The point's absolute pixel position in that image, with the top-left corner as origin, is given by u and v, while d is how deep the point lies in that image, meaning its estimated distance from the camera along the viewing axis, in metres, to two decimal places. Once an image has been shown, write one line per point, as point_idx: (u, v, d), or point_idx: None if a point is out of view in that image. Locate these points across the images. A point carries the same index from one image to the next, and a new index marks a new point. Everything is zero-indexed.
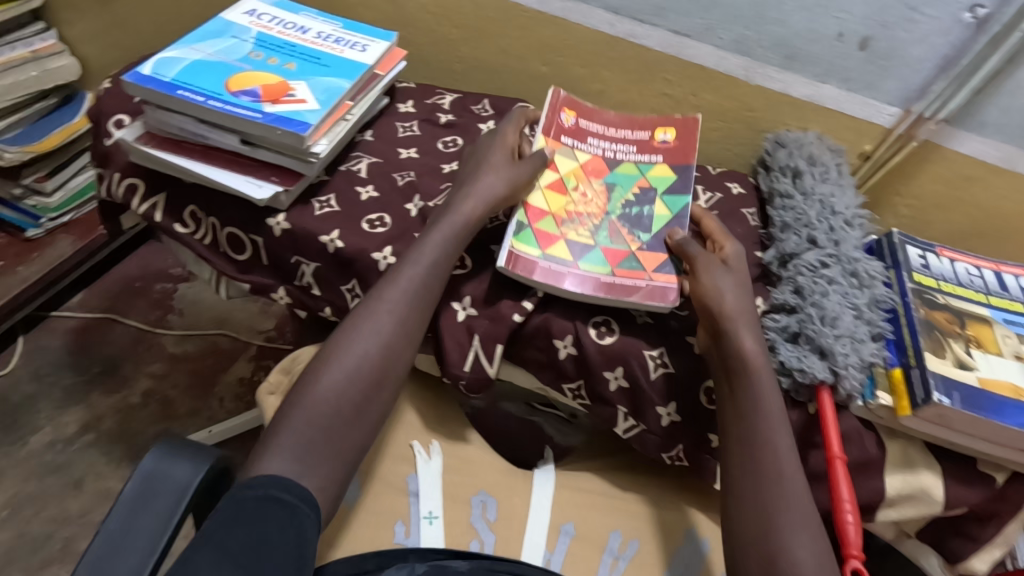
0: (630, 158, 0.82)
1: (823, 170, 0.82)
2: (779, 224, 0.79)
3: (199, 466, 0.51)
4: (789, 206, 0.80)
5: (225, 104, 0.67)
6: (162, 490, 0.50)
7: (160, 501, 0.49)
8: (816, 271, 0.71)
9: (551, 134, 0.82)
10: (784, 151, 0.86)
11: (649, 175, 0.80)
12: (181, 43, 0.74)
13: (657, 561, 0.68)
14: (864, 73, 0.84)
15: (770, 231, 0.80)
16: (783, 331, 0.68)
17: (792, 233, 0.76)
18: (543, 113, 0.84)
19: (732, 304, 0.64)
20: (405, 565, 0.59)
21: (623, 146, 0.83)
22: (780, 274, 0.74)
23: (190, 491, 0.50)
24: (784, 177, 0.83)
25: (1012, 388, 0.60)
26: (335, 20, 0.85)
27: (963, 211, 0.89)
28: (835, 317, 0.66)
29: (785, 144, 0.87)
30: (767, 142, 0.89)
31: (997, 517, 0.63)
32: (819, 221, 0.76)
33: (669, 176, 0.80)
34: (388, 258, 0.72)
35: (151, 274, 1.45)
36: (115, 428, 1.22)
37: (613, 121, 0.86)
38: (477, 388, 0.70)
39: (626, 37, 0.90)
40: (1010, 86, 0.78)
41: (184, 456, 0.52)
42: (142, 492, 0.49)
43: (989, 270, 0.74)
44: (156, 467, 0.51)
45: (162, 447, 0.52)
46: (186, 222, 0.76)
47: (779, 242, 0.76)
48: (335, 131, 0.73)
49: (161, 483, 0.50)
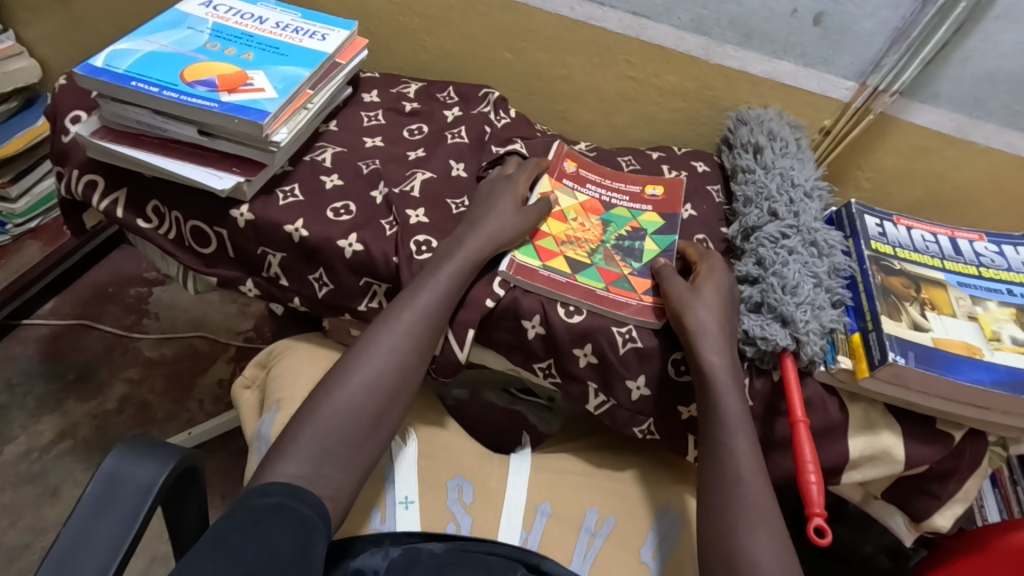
0: (623, 204, 0.81)
1: (782, 145, 0.84)
2: (742, 199, 0.80)
3: (164, 464, 0.51)
4: (751, 180, 0.81)
5: (180, 94, 0.66)
6: (127, 490, 0.49)
7: (125, 501, 0.49)
8: (777, 242, 0.72)
9: (555, 176, 0.82)
10: (746, 128, 0.87)
11: (642, 219, 0.79)
12: (134, 36, 0.73)
13: (635, 539, 0.68)
14: (820, 49, 0.85)
15: (734, 206, 0.82)
16: (746, 302, 0.70)
17: (754, 207, 0.77)
18: (551, 156, 0.85)
19: (706, 317, 0.64)
20: (379, 549, 0.59)
21: (618, 195, 0.82)
22: (744, 247, 0.76)
23: (155, 489, 0.49)
24: (745, 154, 0.85)
25: (965, 346, 0.62)
26: (294, 10, 0.85)
27: (920, 181, 0.92)
28: (795, 290, 0.67)
29: (747, 121, 0.88)
30: (729, 120, 0.90)
31: (956, 472, 0.66)
32: (779, 194, 0.77)
33: (657, 221, 0.79)
34: (354, 245, 0.72)
35: (123, 278, 1.43)
36: (92, 435, 1.20)
37: (610, 173, 0.85)
38: (447, 371, 0.70)
39: (587, 21, 0.90)
40: (958, 57, 0.81)
41: (148, 455, 0.51)
42: (106, 493, 0.49)
43: (944, 236, 0.76)
44: (120, 468, 0.50)
45: (125, 448, 0.51)
46: (150, 217, 0.75)
47: (743, 216, 0.78)
48: (296, 120, 0.73)
49: (126, 484, 0.49)
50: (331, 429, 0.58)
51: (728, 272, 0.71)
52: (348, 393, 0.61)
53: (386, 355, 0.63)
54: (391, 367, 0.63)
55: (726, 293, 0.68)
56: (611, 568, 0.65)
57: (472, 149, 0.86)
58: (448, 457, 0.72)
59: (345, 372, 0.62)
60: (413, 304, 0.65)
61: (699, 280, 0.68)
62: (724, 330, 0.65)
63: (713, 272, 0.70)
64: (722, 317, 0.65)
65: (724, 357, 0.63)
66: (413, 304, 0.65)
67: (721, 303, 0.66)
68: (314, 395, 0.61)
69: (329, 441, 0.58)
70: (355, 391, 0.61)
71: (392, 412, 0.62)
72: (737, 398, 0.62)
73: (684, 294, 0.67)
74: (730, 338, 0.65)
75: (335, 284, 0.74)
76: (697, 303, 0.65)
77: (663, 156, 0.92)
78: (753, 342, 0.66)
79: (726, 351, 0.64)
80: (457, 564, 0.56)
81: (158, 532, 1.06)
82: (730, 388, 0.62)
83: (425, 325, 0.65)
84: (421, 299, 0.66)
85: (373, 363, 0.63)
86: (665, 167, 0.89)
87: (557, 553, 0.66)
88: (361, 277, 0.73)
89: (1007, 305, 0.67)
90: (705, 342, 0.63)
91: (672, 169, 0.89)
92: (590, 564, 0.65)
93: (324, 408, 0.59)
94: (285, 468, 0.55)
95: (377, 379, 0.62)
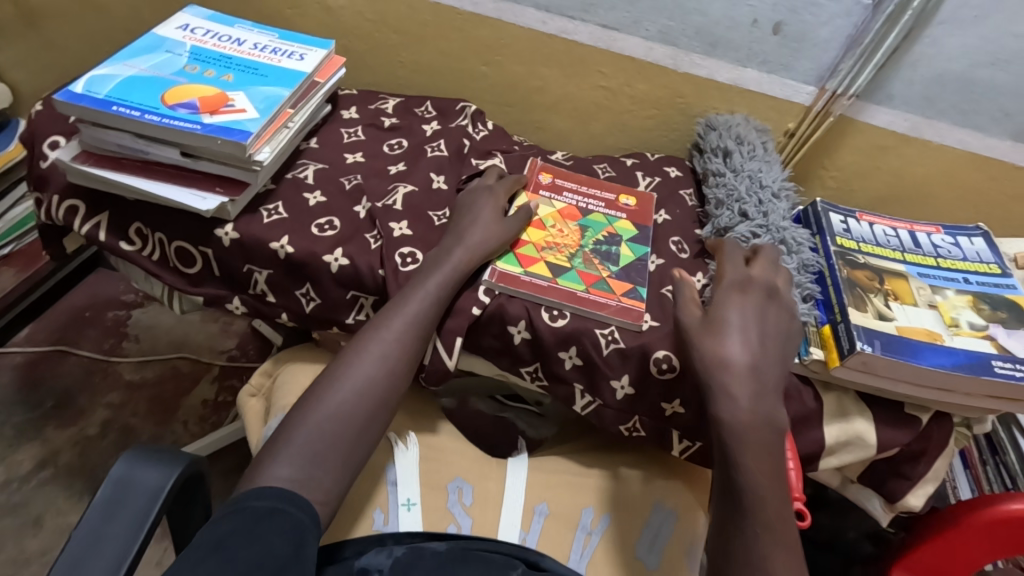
0: (599, 210, 0.84)
1: (749, 148, 0.87)
2: (714, 201, 0.84)
3: (171, 470, 0.51)
4: (722, 183, 0.85)
5: (162, 118, 0.67)
6: (134, 496, 0.50)
7: (133, 507, 0.49)
8: (748, 242, 0.76)
9: (531, 189, 0.85)
10: (715, 133, 0.90)
11: (618, 225, 0.82)
12: (113, 60, 0.74)
13: (630, 538, 0.70)
14: (781, 56, 0.89)
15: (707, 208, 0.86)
16: None
17: (726, 209, 0.81)
18: (526, 171, 0.87)
19: (725, 351, 0.62)
20: (384, 548, 0.61)
21: (594, 201, 0.85)
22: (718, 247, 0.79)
23: (163, 494, 0.50)
24: (715, 157, 0.89)
25: (927, 333, 0.65)
26: (271, 31, 0.86)
27: (880, 177, 0.97)
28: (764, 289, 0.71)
29: (715, 125, 0.92)
30: (700, 125, 0.94)
31: (925, 454, 0.69)
32: (749, 196, 0.81)
33: (631, 230, 0.82)
34: (340, 259, 0.73)
35: (101, 302, 1.41)
36: (74, 461, 1.18)
37: (585, 180, 0.88)
38: (437, 379, 0.72)
39: (559, 34, 0.93)
40: (909, 61, 0.85)
41: (155, 462, 0.52)
42: (113, 498, 0.49)
43: (904, 230, 0.80)
44: (127, 473, 0.51)
45: (133, 453, 0.52)
46: (133, 240, 0.75)
47: (714, 218, 0.82)
48: (278, 138, 0.74)
49: (134, 489, 0.50)
50: (324, 441, 0.59)
51: (768, 297, 0.67)
52: (336, 400, 0.62)
53: (374, 362, 0.65)
54: (381, 375, 0.64)
55: (756, 321, 0.65)
56: (609, 568, 0.67)
57: (452, 161, 0.88)
58: (440, 463, 0.73)
59: (333, 379, 0.63)
60: (399, 313, 0.67)
61: (714, 304, 0.67)
62: (749, 368, 0.62)
63: (741, 292, 0.67)
64: (751, 352, 0.63)
65: (749, 400, 0.60)
66: (399, 314, 0.67)
67: (743, 333, 0.64)
68: (305, 401, 0.62)
69: (323, 453, 0.59)
70: (344, 397, 0.62)
71: (379, 419, 0.63)
72: (761, 450, 0.59)
73: (698, 325, 0.66)
74: (762, 379, 0.62)
75: (322, 298, 0.75)
76: (714, 336, 0.64)
77: (636, 162, 0.95)
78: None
79: (755, 395, 0.61)
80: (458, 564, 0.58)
81: (147, 556, 1.05)
82: (751, 444, 0.59)
83: (411, 332, 0.67)
84: (408, 307, 0.67)
85: (364, 371, 0.64)
86: (638, 173, 0.92)
87: (551, 549, 0.68)
88: (348, 290, 0.74)
89: (964, 293, 0.71)
90: (725, 381, 0.61)
91: (646, 175, 0.92)
92: (587, 562, 0.67)
93: (314, 414, 0.61)
94: (281, 478, 0.56)
95: (365, 383, 0.63)
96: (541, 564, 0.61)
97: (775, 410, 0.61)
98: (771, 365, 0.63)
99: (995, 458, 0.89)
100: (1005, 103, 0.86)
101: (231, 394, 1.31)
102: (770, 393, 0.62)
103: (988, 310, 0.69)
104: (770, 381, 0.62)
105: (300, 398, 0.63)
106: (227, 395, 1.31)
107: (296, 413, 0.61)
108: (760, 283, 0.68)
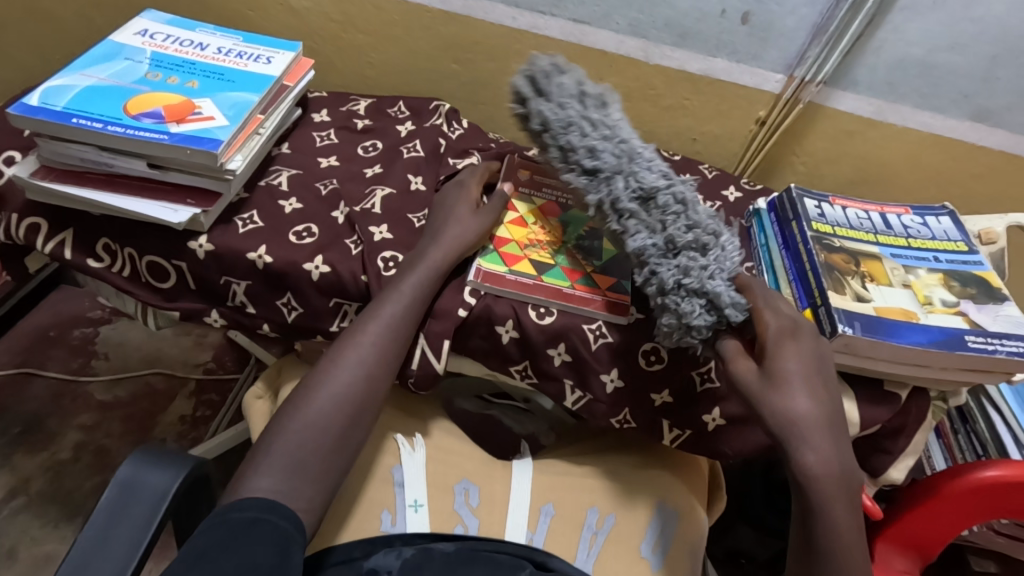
0: None
1: (613, 95, 0.73)
2: (614, 154, 0.67)
3: (178, 472, 0.54)
4: (610, 133, 0.68)
5: (127, 129, 0.65)
6: (141, 497, 0.52)
7: (140, 507, 0.52)
8: (693, 204, 0.67)
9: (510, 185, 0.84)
10: (571, 77, 0.70)
11: None
12: (69, 70, 0.71)
13: (633, 535, 0.71)
14: (749, 46, 0.90)
15: (586, 161, 0.67)
16: (701, 268, 0.64)
17: (639, 167, 0.68)
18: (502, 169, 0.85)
19: (804, 412, 0.59)
20: (392, 550, 0.61)
21: None
22: (650, 212, 0.66)
23: (169, 496, 0.53)
24: (580, 103, 0.69)
25: (903, 312, 0.68)
26: (235, 34, 0.84)
27: (849, 162, 0.99)
28: (729, 263, 0.66)
29: (565, 69, 0.71)
30: (535, 61, 0.70)
31: (905, 428, 0.72)
32: (650, 153, 0.70)
33: None
34: (321, 267, 0.71)
35: (66, 321, 1.36)
36: (47, 488, 1.14)
37: None
38: (425, 385, 0.71)
39: (529, 30, 0.93)
40: (873, 47, 0.88)
41: (161, 465, 0.54)
42: (120, 499, 0.52)
43: (874, 213, 0.83)
44: (135, 475, 0.53)
45: (138, 456, 0.55)
46: (100, 256, 0.72)
47: (625, 176, 0.66)
48: (249, 145, 0.72)
49: (140, 490, 0.53)
50: (310, 452, 0.58)
51: (814, 336, 0.63)
52: (314, 408, 0.60)
53: (352, 368, 0.63)
54: (369, 382, 0.63)
55: (816, 362, 0.62)
56: (613, 566, 0.68)
57: (429, 161, 0.86)
58: (436, 467, 0.73)
59: (313, 387, 0.62)
60: (378, 317, 0.66)
61: (768, 358, 0.61)
62: (824, 419, 0.60)
63: (794, 336, 0.62)
64: (821, 402, 0.60)
65: (831, 450, 0.59)
66: (378, 318, 0.66)
67: (808, 385, 0.60)
68: (285, 412, 0.60)
69: (311, 466, 0.57)
70: (322, 405, 0.61)
71: (362, 425, 0.62)
72: (844, 495, 0.59)
73: (757, 383, 0.61)
74: (835, 424, 0.60)
75: (304, 307, 0.73)
76: (783, 398, 0.59)
77: None
78: (717, 310, 0.64)
79: (834, 443, 0.59)
80: (468, 564, 0.59)
81: None
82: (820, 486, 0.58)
83: (390, 335, 0.65)
84: (385, 311, 0.66)
85: (349, 379, 0.63)
86: None
87: (560, 549, 0.68)
88: (330, 298, 0.73)
89: (936, 271, 0.73)
90: (808, 438, 0.59)
91: None
92: (594, 562, 0.68)
93: (293, 422, 0.59)
94: (267, 491, 0.55)
95: (344, 390, 0.62)
96: (549, 565, 0.62)
97: (848, 459, 0.60)
98: (837, 407, 0.61)
99: (966, 427, 0.92)
100: (963, 85, 0.89)
101: (210, 409, 1.27)
102: (836, 430, 0.60)
103: (958, 287, 0.71)
104: (836, 421, 0.61)
105: (280, 408, 0.62)
106: (206, 409, 1.27)
107: (275, 424, 0.60)
108: (803, 325, 0.64)
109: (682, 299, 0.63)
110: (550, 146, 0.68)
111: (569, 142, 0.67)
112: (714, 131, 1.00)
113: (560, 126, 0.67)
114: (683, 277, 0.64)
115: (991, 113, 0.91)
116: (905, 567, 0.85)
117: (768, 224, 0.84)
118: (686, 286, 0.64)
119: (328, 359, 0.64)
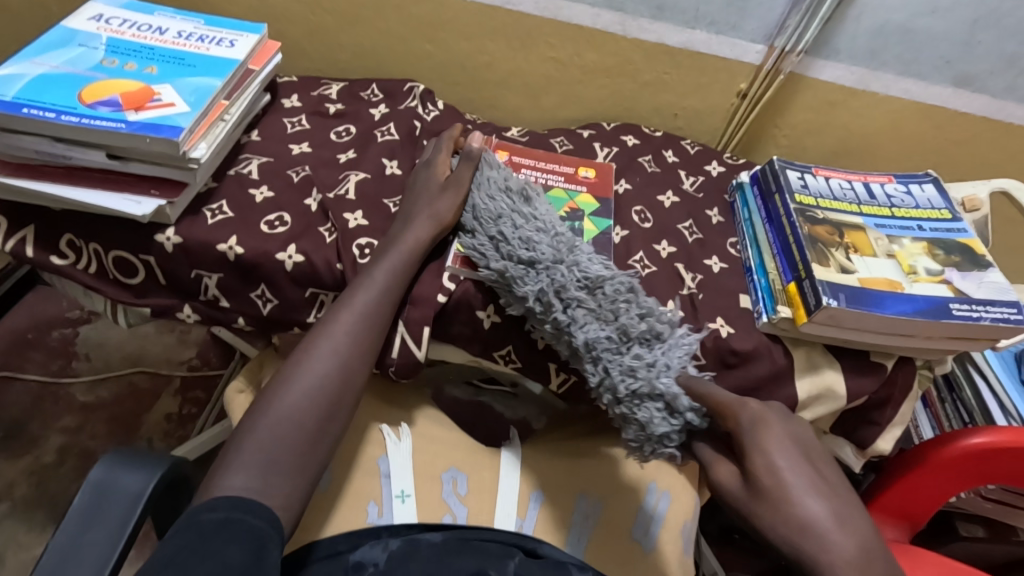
0: (559, 185, 0.80)
1: (537, 193, 0.74)
2: (549, 247, 0.67)
3: (153, 472, 0.52)
4: (541, 227, 0.69)
5: (81, 118, 0.62)
6: (116, 499, 0.51)
7: (114, 511, 0.50)
8: (634, 295, 0.66)
9: None
10: (498, 174, 0.74)
11: (578, 200, 0.79)
12: (18, 58, 0.67)
13: (624, 518, 0.70)
14: (727, 16, 0.88)
15: (521, 257, 0.66)
16: (652, 365, 0.62)
17: (580, 257, 0.67)
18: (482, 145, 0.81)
19: (808, 512, 0.48)
20: (378, 542, 0.60)
21: (553, 175, 0.81)
22: (597, 305, 0.65)
23: (145, 498, 0.51)
24: (510, 197, 0.72)
25: (887, 282, 0.67)
26: (195, 17, 0.81)
27: (831, 133, 0.98)
28: (685, 359, 0.64)
29: (493, 165, 0.76)
30: (480, 150, 0.76)
31: (892, 399, 0.71)
32: (583, 245, 0.69)
33: (593, 204, 0.79)
34: (295, 256, 0.69)
35: (44, 322, 1.33)
36: (31, 493, 1.12)
37: (544, 156, 0.84)
38: (408, 372, 0.69)
39: (502, 6, 0.90)
40: (853, 13, 0.86)
41: (136, 466, 0.53)
42: (93, 502, 0.50)
43: (858, 183, 0.82)
44: (108, 477, 0.52)
45: (111, 458, 0.53)
46: (65, 253, 0.70)
47: (565, 266, 0.66)
48: (214, 133, 0.69)
49: (114, 491, 0.51)
50: (284, 446, 0.56)
51: (786, 416, 0.56)
52: (288, 401, 0.59)
53: (326, 359, 0.61)
54: (345, 374, 0.62)
55: (798, 448, 0.53)
56: (604, 548, 0.68)
57: (404, 145, 0.85)
58: (424, 455, 0.72)
59: (286, 381, 0.60)
60: (350, 304, 0.64)
61: (749, 456, 0.53)
62: (837, 516, 0.48)
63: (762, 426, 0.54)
64: (830, 501, 0.49)
65: (860, 562, 0.46)
66: (351, 305, 0.64)
67: (808, 488, 0.50)
68: (258, 406, 0.59)
69: (285, 463, 0.56)
70: (296, 400, 0.59)
71: (339, 417, 0.61)
72: None
73: (740, 492, 0.52)
74: (858, 527, 0.48)
75: (280, 299, 0.71)
76: (770, 504, 0.50)
77: (594, 133, 0.94)
78: (680, 416, 0.60)
79: (865, 556, 0.46)
80: (455, 554, 0.57)
81: None
82: None
83: (365, 323, 0.64)
84: (357, 298, 0.64)
85: (323, 371, 0.61)
86: (597, 144, 0.92)
87: (550, 534, 0.68)
88: (306, 288, 0.71)
89: (920, 240, 0.73)
90: (821, 548, 0.47)
91: (604, 146, 0.92)
92: (585, 547, 0.68)
93: (266, 418, 0.57)
94: (235, 487, 0.53)
95: (317, 381, 0.60)
96: (540, 551, 0.61)
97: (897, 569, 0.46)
98: (853, 505, 0.49)
99: (953, 396, 0.93)
100: (943, 50, 0.87)
101: (195, 406, 1.26)
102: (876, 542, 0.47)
103: (942, 255, 0.71)
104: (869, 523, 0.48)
105: (251, 403, 0.60)
106: (191, 407, 1.25)
107: (247, 419, 0.58)
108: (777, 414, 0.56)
109: (638, 406, 0.61)
110: (479, 233, 0.69)
111: (502, 232, 0.68)
112: (695, 105, 0.98)
113: (492, 218, 0.69)
114: (634, 381, 0.61)
115: (973, 77, 0.89)
116: (895, 537, 0.84)
117: (751, 198, 0.84)
118: (638, 392, 0.61)
119: (301, 351, 0.62)
